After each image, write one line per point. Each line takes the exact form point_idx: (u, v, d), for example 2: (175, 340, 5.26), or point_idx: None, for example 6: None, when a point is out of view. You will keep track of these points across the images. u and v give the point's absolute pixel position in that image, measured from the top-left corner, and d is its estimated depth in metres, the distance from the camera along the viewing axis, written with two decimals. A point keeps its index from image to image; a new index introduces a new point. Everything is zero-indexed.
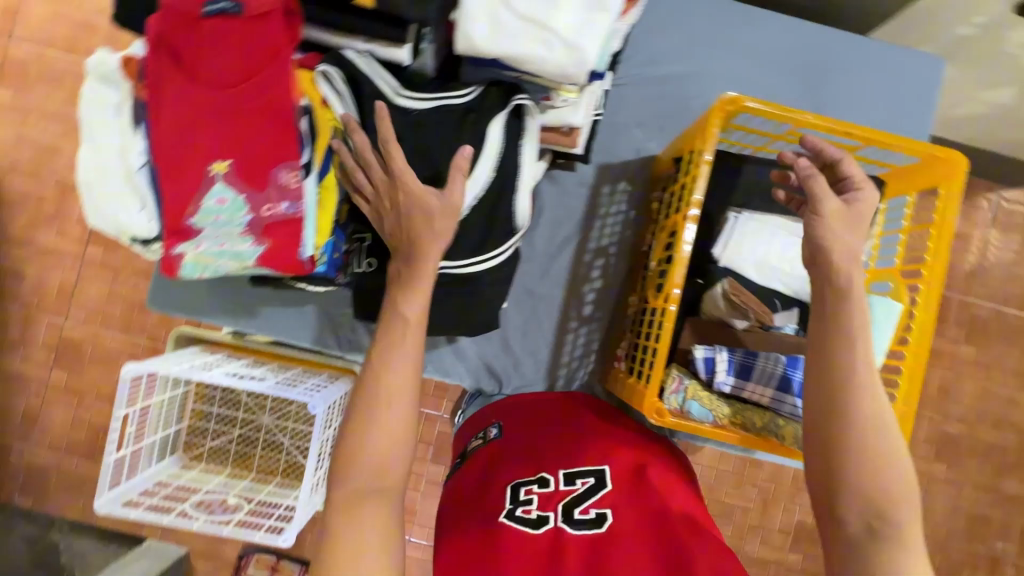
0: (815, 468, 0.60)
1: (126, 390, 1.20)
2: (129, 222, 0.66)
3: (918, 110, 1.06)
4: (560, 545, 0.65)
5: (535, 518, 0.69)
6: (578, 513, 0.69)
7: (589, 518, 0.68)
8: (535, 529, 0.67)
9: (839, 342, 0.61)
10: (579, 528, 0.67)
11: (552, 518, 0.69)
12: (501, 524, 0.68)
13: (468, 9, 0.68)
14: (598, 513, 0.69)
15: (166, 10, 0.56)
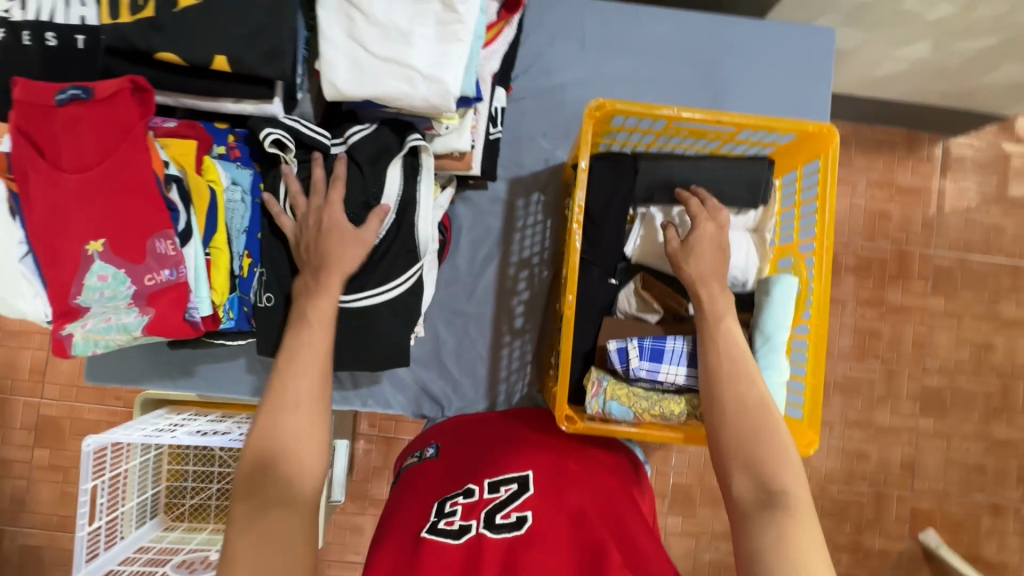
0: (719, 451, 0.68)
1: (88, 463, 1.20)
2: (23, 309, 0.68)
3: (819, 80, 1.08)
4: (479, 550, 0.63)
5: (457, 529, 0.67)
6: (499, 518, 0.68)
7: (509, 522, 0.67)
8: (456, 538, 0.66)
9: (725, 346, 0.72)
10: (499, 533, 0.66)
11: (473, 526, 0.67)
12: (422, 538, 0.67)
13: (327, 58, 0.70)
14: (519, 516, 0.67)
15: (21, 105, 0.59)
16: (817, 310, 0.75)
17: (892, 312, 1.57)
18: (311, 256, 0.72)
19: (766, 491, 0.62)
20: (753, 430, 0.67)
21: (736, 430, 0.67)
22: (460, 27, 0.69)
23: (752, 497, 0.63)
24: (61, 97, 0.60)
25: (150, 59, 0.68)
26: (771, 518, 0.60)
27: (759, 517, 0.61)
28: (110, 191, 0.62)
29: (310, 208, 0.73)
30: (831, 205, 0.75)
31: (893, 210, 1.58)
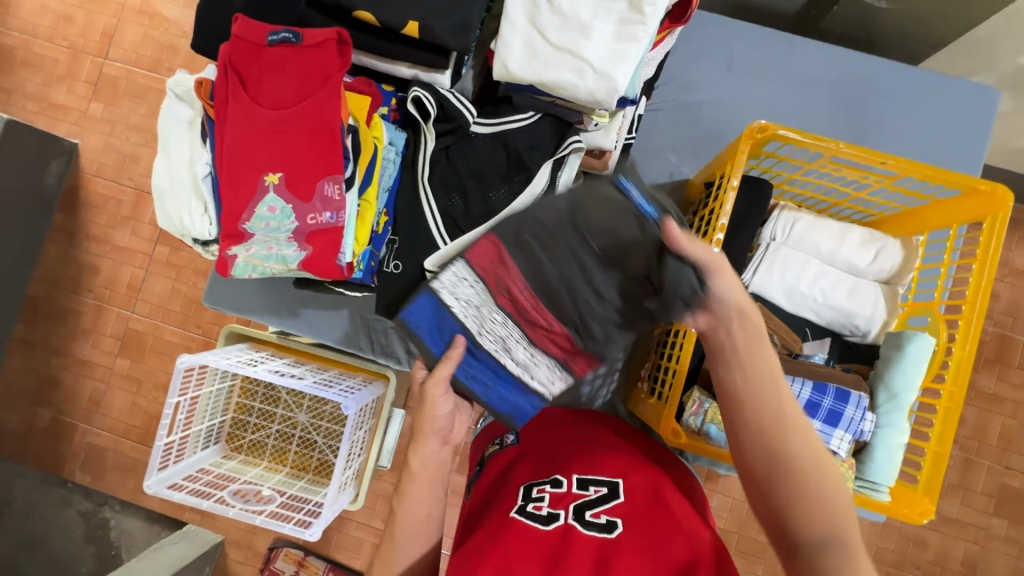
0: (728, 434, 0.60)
1: (179, 379, 1.29)
2: (192, 224, 0.74)
3: (968, 140, 1.02)
4: (567, 540, 0.67)
5: (546, 516, 0.71)
6: (589, 515, 0.70)
7: (600, 522, 0.68)
8: (545, 524, 0.69)
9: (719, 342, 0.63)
10: (589, 529, 0.68)
11: (562, 515, 0.70)
12: (512, 518, 0.71)
13: (505, 39, 0.72)
14: (609, 518, 0.69)
15: (238, 40, 0.65)
16: (954, 377, 0.71)
17: (980, 398, 1.47)
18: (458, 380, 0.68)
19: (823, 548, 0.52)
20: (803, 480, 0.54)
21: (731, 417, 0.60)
22: (642, 28, 0.69)
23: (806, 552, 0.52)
24: (273, 38, 0.65)
25: (346, 16, 0.72)
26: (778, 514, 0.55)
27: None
28: (297, 131, 0.66)
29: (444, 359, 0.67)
30: (991, 271, 0.71)
31: (1003, 291, 1.48)
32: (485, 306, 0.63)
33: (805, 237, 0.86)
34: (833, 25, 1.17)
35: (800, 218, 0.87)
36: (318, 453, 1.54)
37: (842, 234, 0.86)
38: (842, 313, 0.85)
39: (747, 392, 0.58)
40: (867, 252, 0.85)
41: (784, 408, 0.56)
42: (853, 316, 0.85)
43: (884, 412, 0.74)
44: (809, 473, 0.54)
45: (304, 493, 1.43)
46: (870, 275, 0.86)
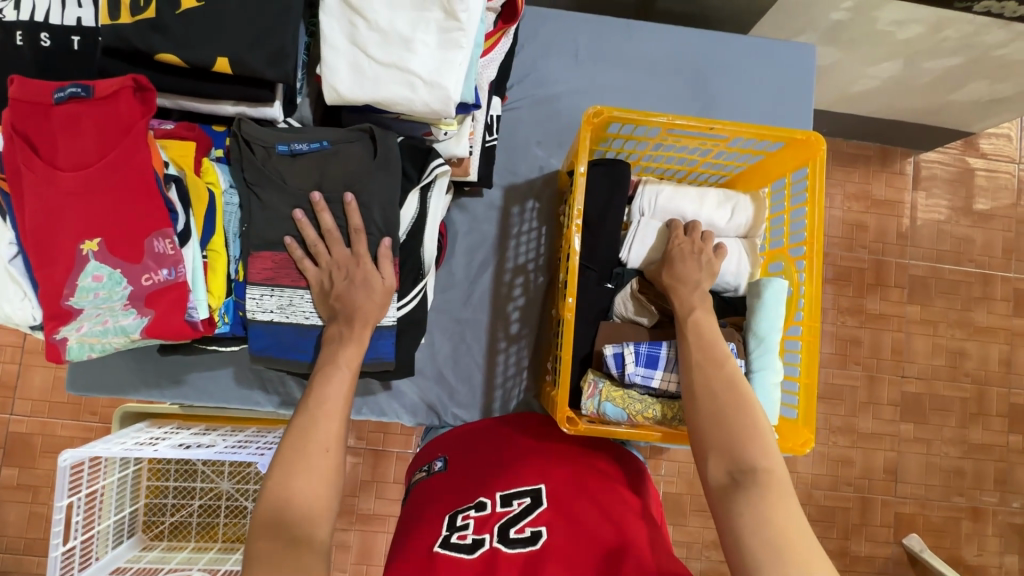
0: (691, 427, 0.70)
1: (65, 478, 1.15)
2: (10, 311, 0.65)
3: (799, 93, 1.12)
4: (493, 564, 0.67)
5: (470, 543, 0.71)
6: (513, 533, 0.71)
7: (525, 537, 0.70)
8: (470, 552, 0.69)
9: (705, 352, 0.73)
10: (514, 547, 0.69)
11: (487, 539, 0.71)
12: (435, 552, 0.70)
13: (329, 62, 0.70)
14: (533, 531, 0.70)
15: (16, 103, 0.59)
16: (808, 311, 0.78)
17: (871, 319, 1.61)
18: (341, 310, 0.73)
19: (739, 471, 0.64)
20: (732, 417, 0.68)
21: (705, 413, 0.69)
22: (462, 34, 0.70)
23: (727, 477, 0.64)
24: (59, 95, 0.60)
25: (150, 62, 0.67)
26: (747, 494, 0.62)
27: (733, 496, 0.62)
28: (108, 190, 0.60)
29: (337, 260, 0.73)
30: (821, 209, 0.78)
31: (869, 221, 1.64)
32: (285, 292, 0.75)
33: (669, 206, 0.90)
34: (670, 4, 1.24)
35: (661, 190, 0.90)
36: (251, 519, 1.44)
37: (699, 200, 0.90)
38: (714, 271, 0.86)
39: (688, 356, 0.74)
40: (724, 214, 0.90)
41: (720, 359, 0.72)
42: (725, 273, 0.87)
43: (757, 356, 0.79)
44: (731, 407, 0.68)
45: (241, 566, 1.34)
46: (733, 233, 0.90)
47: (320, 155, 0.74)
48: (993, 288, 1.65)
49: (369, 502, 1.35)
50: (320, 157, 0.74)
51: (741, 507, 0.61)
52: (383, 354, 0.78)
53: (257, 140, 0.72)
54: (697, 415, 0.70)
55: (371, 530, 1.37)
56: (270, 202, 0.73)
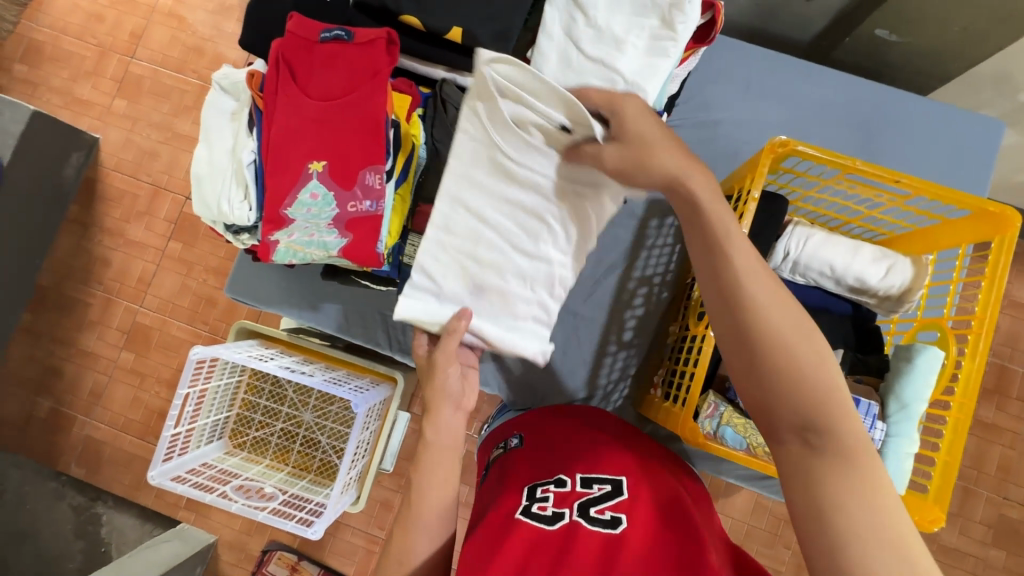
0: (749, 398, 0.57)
1: (190, 370, 1.29)
2: (230, 211, 0.77)
3: (972, 168, 1.07)
4: (572, 537, 0.70)
5: (550, 515, 0.74)
6: (593, 513, 0.72)
7: (604, 518, 0.71)
8: (550, 523, 0.72)
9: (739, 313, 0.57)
10: (594, 526, 0.71)
11: (566, 514, 0.73)
12: (517, 519, 0.73)
13: (542, 49, 0.76)
14: (613, 515, 0.72)
15: (291, 35, 0.68)
16: (964, 389, 0.73)
17: (980, 427, 1.48)
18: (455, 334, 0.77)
19: (814, 434, 0.52)
20: (794, 372, 0.53)
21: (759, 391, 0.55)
22: (672, 44, 0.73)
23: (798, 442, 0.53)
24: (325, 35, 0.69)
25: (392, 20, 0.76)
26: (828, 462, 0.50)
27: (818, 469, 0.51)
28: (343, 122, 0.68)
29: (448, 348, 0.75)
30: (1000, 285, 0.74)
31: (1001, 322, 1.51)
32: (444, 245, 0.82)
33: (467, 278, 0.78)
34: (843, 56, 1.23)
35: (816, 235, 0.89)
36: (320, 454, 1.54)
37: (851, 252, 0.88)
38: (596, 184, 0.76)
39: (723, 299, 0.59)
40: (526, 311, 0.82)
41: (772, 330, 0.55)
42: (616, 182, 0.72)
43: (895, 422, 0.76)
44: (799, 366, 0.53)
45: (306, 493, 1.44)
46: (877, 288, 0.88)
47: None
48: None
49: None
50: None
51: (832, 486, 0.49)
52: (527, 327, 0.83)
53: (454, 99, 0.79)
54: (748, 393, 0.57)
55: None
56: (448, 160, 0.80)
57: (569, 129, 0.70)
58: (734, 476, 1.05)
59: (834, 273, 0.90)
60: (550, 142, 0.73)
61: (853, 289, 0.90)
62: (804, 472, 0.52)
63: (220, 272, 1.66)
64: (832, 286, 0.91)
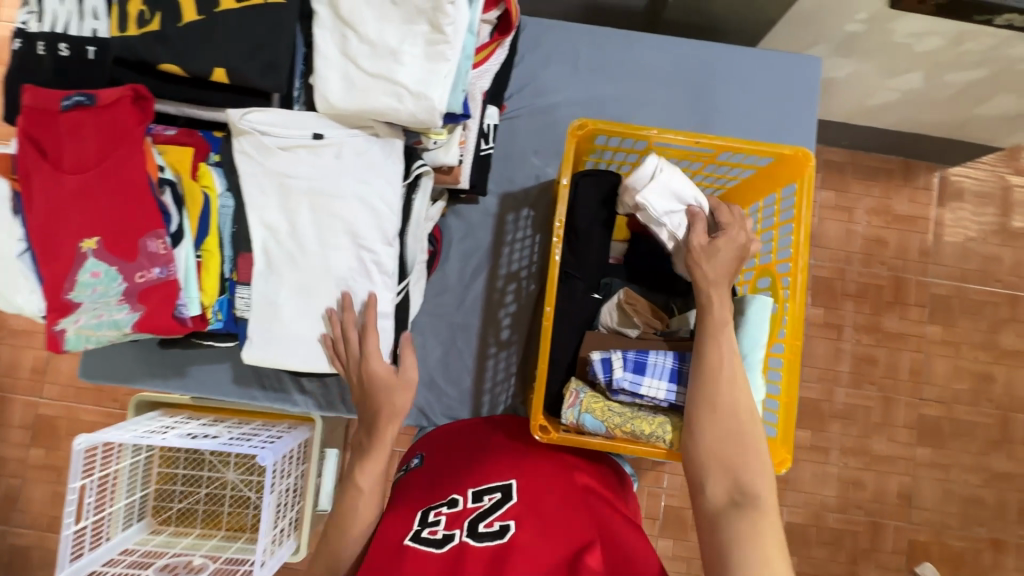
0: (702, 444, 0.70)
1: (79, 460, 1.20)
2: (22, 303, 0.71)
3: (805, 105, 1.10)
4: (461, 557, 0.68)
5: (440, 538, 0.72)
6: (482, 527, 0.72)
7: (492, 530, 0.71)
8: (439, 547, 0.71)
9: (727, 382, 0.71)
10: (483, 540, 0.70)
11: (456, 535, 0.72)
12: (408, 548, 0.72)
13: (322, 72, 0.74)
14: (501, 524, 0.72)
15: (28, 109, 0.63)
16: (791, 329, 0.76)
17: (888, 338, 1.56)
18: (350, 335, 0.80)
19: (740, 493, 0.66)
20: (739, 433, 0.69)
21: (720, 432, 0.69)
22: (448, 47, 0.72)
23: (728, 498, 0.66)
24: (65, 103, 0.63)
25: (154, 71, 0.72)
26: (746, 515, 0.64)
27: (732, 518, 0.64)
28: (108, 192, 0.64)
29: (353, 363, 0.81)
30: (806, 227, 0.76)
31: (889, 236, 1.58)
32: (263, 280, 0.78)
33: (296, 305, 0.78)
34: (676, 16, 1.25)
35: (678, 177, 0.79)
36: (253, 509, 1.48)
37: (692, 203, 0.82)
38: (368, 166, 0.78)
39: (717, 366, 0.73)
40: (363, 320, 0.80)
41: (742, 410, 0.70)
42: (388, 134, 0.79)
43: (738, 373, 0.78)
44: (749, 440, 0.69)
45: (240, 555, 1.38)
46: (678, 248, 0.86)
47: (303, 148, 0.76)
48: (1022, 309, 1.58)
49: None
50: (302, 155, 0.77)
51: (732, 524, 0.64)
52: (376, 352, 0.80)
53: (238, 139, 0.75)
54: (708, 430, 0.70)
55: None
56: (251, 193, 0.76)
57: (324, 136, 0.77)
58: None
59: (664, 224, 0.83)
60: (308, 136, 0.76)
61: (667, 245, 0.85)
62: (720, 517, 0.65)
63: None
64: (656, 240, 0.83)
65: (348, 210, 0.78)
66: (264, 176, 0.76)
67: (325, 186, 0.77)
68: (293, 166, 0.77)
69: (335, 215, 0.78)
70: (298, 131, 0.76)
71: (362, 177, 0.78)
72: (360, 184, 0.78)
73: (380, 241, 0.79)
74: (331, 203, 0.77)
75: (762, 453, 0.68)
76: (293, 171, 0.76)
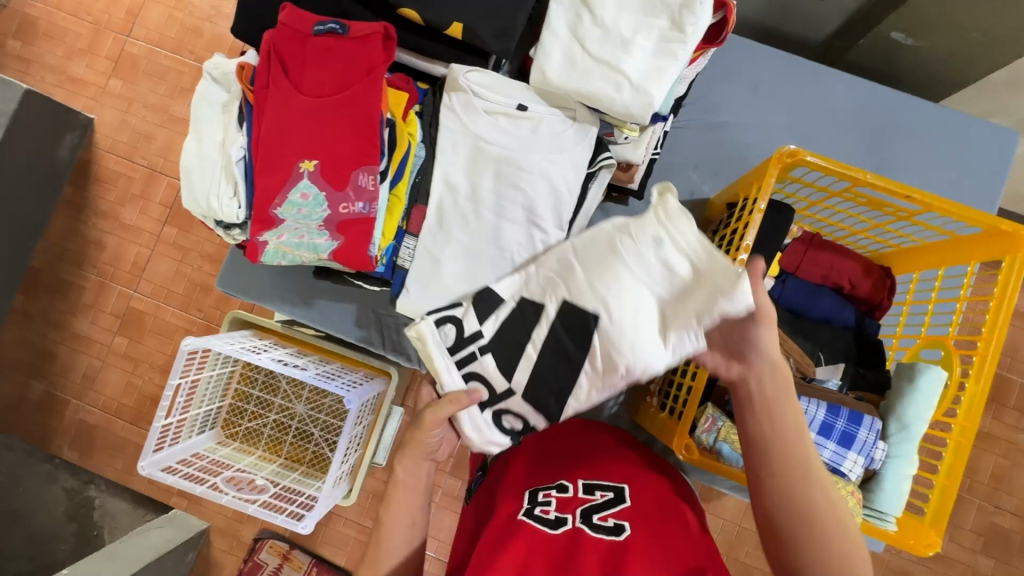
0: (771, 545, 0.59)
1: (182, 361, 1.26)
2: (218, 207, 0.74)
3: (984, 180, 1.04)
4: (577, 543, 0.68)
5: (554, 519, 0.72)
6: (596, 519, 0.71)
7: (607, 525, 0.69)
8: (554, 528, 0.70)
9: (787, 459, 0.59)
10: (598, 532, 0.69)
11: (569, 519, 0.71)
12: (520, 521, 0.71)
13: (545, 47, 0.74)
14: (616, 522, 0.70)
15: (283, 27, 0.66)
16: (966, 410, 0.72)
17: (977, 437, 1.44)
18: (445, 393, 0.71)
19: None
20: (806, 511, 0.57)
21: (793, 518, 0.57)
22: (681, 46, 0.70)
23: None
24: (319, 28, 0.66)
25: (390, 14, 0.73)
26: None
27: None
28: (335, 120, 0.66)
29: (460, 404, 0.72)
30: (1008, 309, 0.72)
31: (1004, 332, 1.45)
32: (432, 235, 0.79)
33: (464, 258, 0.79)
34: (857, 58, 1.19)
35: (676, 207, 0.61)
36: (314, 446, 1.49)
37: (686, 267, 0.60)
38: (558, 145, 0.78)
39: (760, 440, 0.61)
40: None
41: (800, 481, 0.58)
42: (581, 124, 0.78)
43: (894, 442, 0.75)
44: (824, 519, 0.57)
45: (298, 485, 1.40)
46: (657, 369, 0.63)
47: (505, 117, 0.77)
48: None
49: None
50: (501, 123, 0.77)
51: None
52: None
53: (450, 94, 0.76)
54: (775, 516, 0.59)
55: None
56: (443, 148, 0.77)
57: (527, 109, 0.77)
58: (724, 487, 1.03)
59: (523, 369, 0.70)
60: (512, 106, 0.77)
61: (537, 396, 0.70)
62: None
63: (214, 260, 1.60)
64: (501, 378, 0.70)
65: (532, 186, 0.78)
66: (458, 135, 0.77)
67: (512, 158, 0.77)
68: (489, 133, 0.77)
69: (516, 188, 0.78)
70: (505, 98, 0.76)
71: (552, 155, 0.78)
72: (553, 160, 0.78)
73: (553, 224, 0.79)
74: (516, 178, 0.77)
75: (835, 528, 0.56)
76: (488, 137, 0.77)
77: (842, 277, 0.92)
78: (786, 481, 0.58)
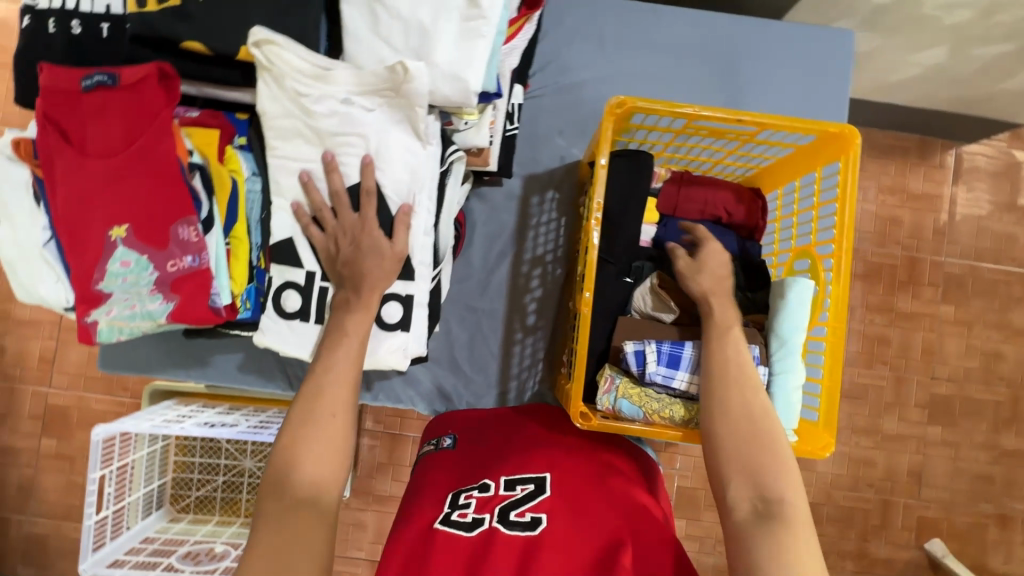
0: (724, 455, 0.67)
1: (98, 452, 1.14)
2: (46, 292, 0.69)
3: (834, 80, 1.07)
4: (491, 542, 0.67)
5: (470, 521, 0.71)
6: (513, 516, 0.71)
7: (524, 520, 0.70)
8: (469, 530, 0.70)
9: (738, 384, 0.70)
10: (513, 529, 0.69)
11: (486, 519, 0.71)
12: (436, 529, 0.70)
13: (352, 52, 0.71)
14: (533, 516, 0.70)
15: (49, 91, 0.62)
16: (835, 311, 0.76)
17: (901, 319, 1.44)
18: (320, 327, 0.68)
19: (763, 500, 0.62)
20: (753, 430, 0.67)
21: (743, 438, 0.66)
22: (483, 22, 0.69)
23: (750, 506, 0.63)
24: (87, 82, 0.62)
25: (175, 49, 0.68)
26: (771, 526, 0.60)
27: (762, 530, 0.60)
28: (134, 176, 0.63)
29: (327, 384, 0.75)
30: (851, 208, 0.75)
31: (904, 216, 1.45)
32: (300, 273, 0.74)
33: (333, 267, 0.72)
34: None
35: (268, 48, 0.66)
36: None
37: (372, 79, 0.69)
38: (402, 146, 0.72)
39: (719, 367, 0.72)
40: (393, 308, 0.76)
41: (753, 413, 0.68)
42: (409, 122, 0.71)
43: (778, 359, 0.77)
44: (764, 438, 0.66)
45: None
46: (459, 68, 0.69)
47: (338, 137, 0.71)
48: None
49: (386, 484, 1.34)
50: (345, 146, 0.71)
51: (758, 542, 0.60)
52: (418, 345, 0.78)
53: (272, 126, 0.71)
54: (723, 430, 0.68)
55: (387, 510, 1.35)
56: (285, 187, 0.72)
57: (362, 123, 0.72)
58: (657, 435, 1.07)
59: None
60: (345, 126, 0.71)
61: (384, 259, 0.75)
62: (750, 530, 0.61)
63: None
64: None
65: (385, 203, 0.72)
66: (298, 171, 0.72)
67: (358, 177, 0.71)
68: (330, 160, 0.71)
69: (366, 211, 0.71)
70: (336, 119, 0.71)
71: (390, 158, 0.72)
72: (397, 163, 0.72)
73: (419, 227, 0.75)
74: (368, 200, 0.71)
75: (773, 451, 0.65)
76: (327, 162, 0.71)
77: (718, 208, 0.91)
78: (760, 459, 0.64)
